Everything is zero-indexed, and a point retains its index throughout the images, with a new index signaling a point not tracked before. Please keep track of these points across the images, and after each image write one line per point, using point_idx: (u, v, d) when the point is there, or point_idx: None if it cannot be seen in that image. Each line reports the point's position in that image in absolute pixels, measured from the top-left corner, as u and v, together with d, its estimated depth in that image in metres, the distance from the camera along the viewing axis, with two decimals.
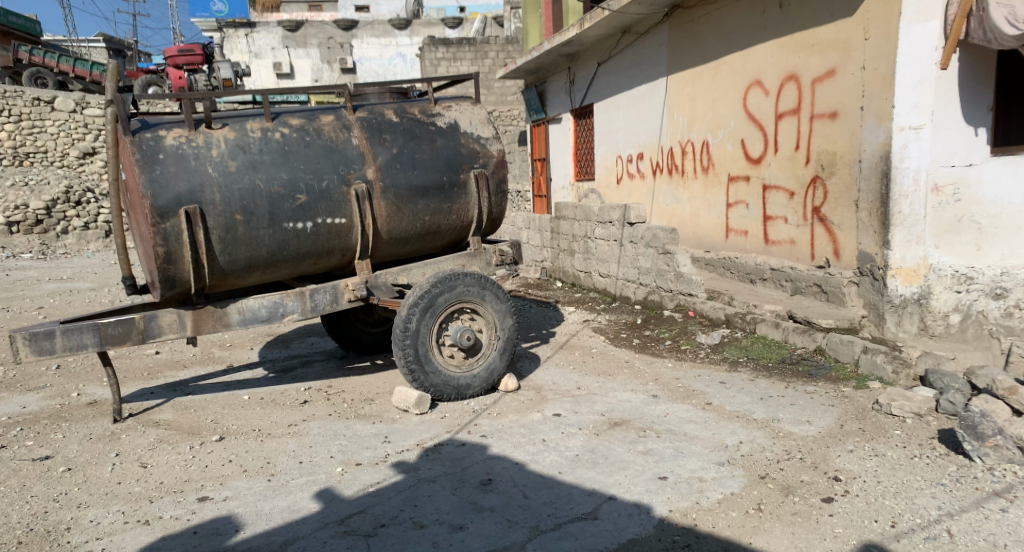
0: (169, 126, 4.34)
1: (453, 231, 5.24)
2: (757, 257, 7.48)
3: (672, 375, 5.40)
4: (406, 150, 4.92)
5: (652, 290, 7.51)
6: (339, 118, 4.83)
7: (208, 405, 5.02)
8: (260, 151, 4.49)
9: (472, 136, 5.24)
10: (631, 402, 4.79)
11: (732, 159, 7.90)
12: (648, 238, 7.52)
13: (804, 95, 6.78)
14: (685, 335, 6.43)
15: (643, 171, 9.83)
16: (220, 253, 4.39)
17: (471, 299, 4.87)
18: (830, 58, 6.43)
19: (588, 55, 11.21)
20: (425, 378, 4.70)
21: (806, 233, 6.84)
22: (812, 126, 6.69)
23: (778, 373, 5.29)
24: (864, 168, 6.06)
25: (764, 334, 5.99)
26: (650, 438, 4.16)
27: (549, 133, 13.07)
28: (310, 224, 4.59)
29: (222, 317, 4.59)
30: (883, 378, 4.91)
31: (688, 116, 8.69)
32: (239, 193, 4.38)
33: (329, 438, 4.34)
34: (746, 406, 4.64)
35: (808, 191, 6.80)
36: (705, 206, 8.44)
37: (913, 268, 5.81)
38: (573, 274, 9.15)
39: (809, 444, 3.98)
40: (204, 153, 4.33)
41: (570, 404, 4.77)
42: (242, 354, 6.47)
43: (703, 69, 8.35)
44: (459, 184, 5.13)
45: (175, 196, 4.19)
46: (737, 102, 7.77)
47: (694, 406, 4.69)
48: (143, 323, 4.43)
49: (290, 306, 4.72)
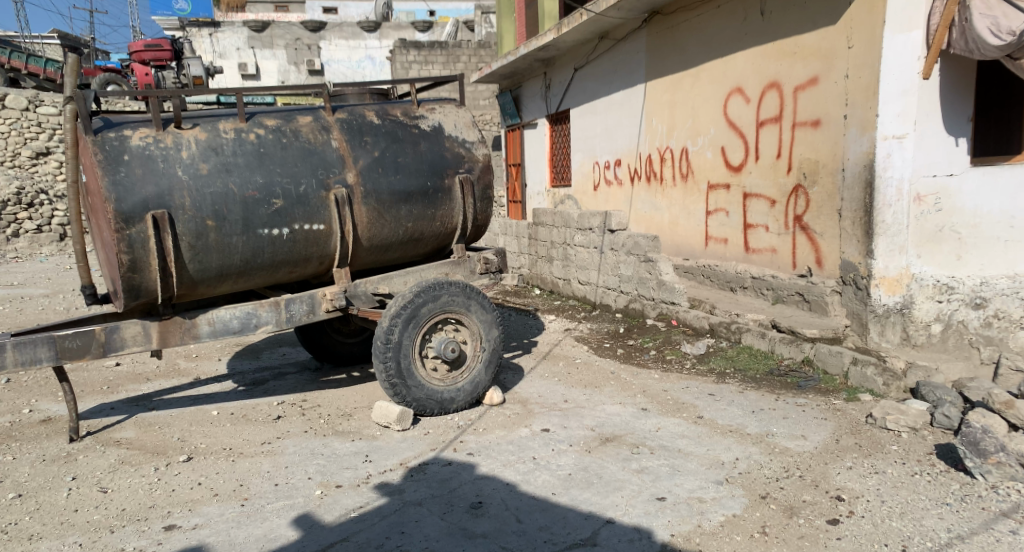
0: (135, 125, 4.08)
1: (436, 237, 5.04)
2: (737, 266, 7.40)
3: (659, 386, 5.27)
4: (388, 154, 4.71)
5: (633, 299, 7.39)
6: (318, 119, 4.61)
7: (174, 422, 4.75)
8: (234, 153, 4.24)
9: (457, 140, 5.06)
10: (620, 416, 4.64)
11: (712, 167, 7.83)
12: (629, 245, 7.40)
13: (785, 103, 6.72)
14: (669, 345, 6.31)
15: (621, 178, 9.73)
16: (189, 261, 4.14)
17: (456, 309, 4.67)
18: (813, 66, 6.37)
19: (564, 60, 11.09)
20: (406, 393, 4.49)
21: (787, 241, 6.78)
22: (794, 134, 6.63)
23: (766, 385, 5.19)
24: (847, 177, 6.00)
25: (749, 344, 5.88)
26: (644, 455, 4.01)
27: (524, 138, 12.93)
28: (286, 231, 4.36)
29: (191, 329, 4.34)
30: (873, 390, 4.83)
31: (667, 123, 8.61)
32: (211, 197, 4.13)
33: (306, 457, 4.12)
34: (739, 420, 4.51)
35: (789, 200, 6.74)
36: (684, 213, 8.35)
37: (896, 278, 5.75)
38: (551, 282, 9.00)
39: (806, 460, 3.86)
40: (173, 155, 4.07)
41: (558, 418, 4.60)
42: (210, 366, 6.19)
43: (682, 75, 8.27)
44: (443, 190, 4.94)
45: (141, 201, 3.93)
46: (718, 109, 7.69)
47: (685, 420, 4.56)
48: (104, 335, 4.16)
49: (264, 317, 4.48)
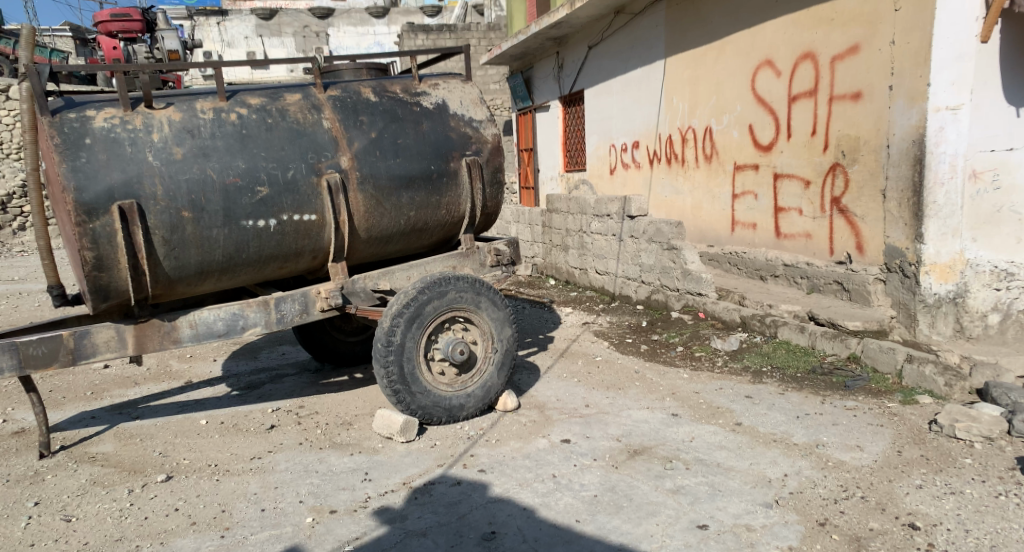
0: (100, 105, 3.62)
1: (441, 227, 4.58)
2: (768, 252, 6.86)
3: (689, 387, 4.79)
4: (386, 135, 4.23)
5: (656, 290, 6.90)
6: (307, 97, 4.14)
7: (157, 433, 4.33)
8: (212, 135, 3.78)
9: (463, 118, 4.57)
10: (648, 424, 4.16)
11: (739, 147, 7.29)
12: (651, 232, 6.89)
13: (822, 74, 6.15)
14: (697, 340, 5.79)
15: (639, 161, 9.21)
16: (164, 257, 3.69)
17: (465, 306, 4.21)
18: (853, 33, 5.80)
19: (578, 37, 10.55)
20: (411, 400, 4.04)
21: (824, 225, 6.24)
22: (832, 108, 6.08)
23: (810, 386, 4.67)
24: (893, 154, 5.44)
25: (787, 339, 5.37)
26: (679, 471, 3.53)
27: (535, 121, 12.40)
28: (273, 222, 3.90)
29: (171, 332, 3.90)
30: (933, 391, 4.30)
31: (689, 100, 8.06)
32: (187, 185, 3.68)
33: (298, 475, 3.68)
34: (783, 427, 4.01)
35: (826, 180, 6.19)
36: (708, 197, 7.82)
37: (948, 264, 5.23)
38: (567, 272, 8.52)
39: (867, 477, 3.35)
40: (142, 138, 3.62)
41: (579, 427, 4.14)
42: (204, 367, 5.77)
43: (705, 49, 7.71)
44: (449, 174, 4.46)
45: (106, 189, 3.48)
46: (746, 85, 7.14)
47: (722, 427, 4.07)
48: (72, 341, 3.72)
49: (252, 318, 4.03)
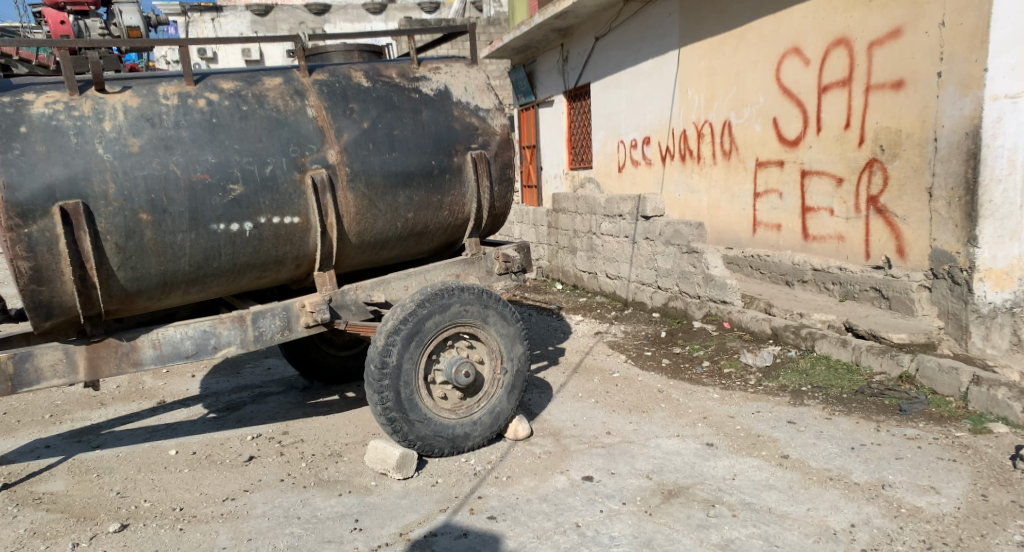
0: (40, 88, 3.11)
1: (443, 230, 4.04)
2: (794, 255, 6.30)
3: (722, 410, 4.24)
4: (380, 125, 3.69)
5: (673, 297, 6.36)
6: (289, 81, 3.59)
7: (118, 467, 3.79)
8: (175, 124, 3.24)
9: (468, 107, 4.02)
10: (681, 457, 3.60)
11: (761, 142, 6.74)
12: (668, 234, 6.36)
13: (856, 62, 5.58)
14: (725, 354, 5.24)
15: (650, 158, 8.66)
16: (119, 267, 3.17)
17: (470, 322, 3.68)
18: (894, 14, 5.22)
19: (584, 28, 9.99)
20: (409, 430, 3.51)
21: (858, 227, 5.67)
22: (869, 98, 5.50)
23: (859, 410, 4.09)
24: (941, 147, 4.88)
25: (825, 354, 4.80)
26: (725, 520, 2.99)
27: (538, 117, 11.85)
28: (249, 226, 3.37)
29: (130, 353, 3.35)
30: (1008, 419, 3.75)
31: (705, 92, 7.50)
32: (144, 182, 3.15)
33: (276, 523, 3.14)
34: (838, 461, 3.44)
35: (861, 177, 5.62)
36: (726, 196, 7.27)
37: (1005, 270, 4.72)
38: (575, 276, 7.98)
39: (953, 531, 2.82)
40: (91, 127, 3.09)
41: (602, 460, 3.60)
42: (180, 385, 5.21)
43: (724, 37, 7.14)
44: (452, 170, 3.92)
45: (44, 187, 2.96)
46: (769, 74, 6.57)
47: (767, 461, 3.51)
48: (12, 365, 3.16)
49: (226, 336, 3.48)
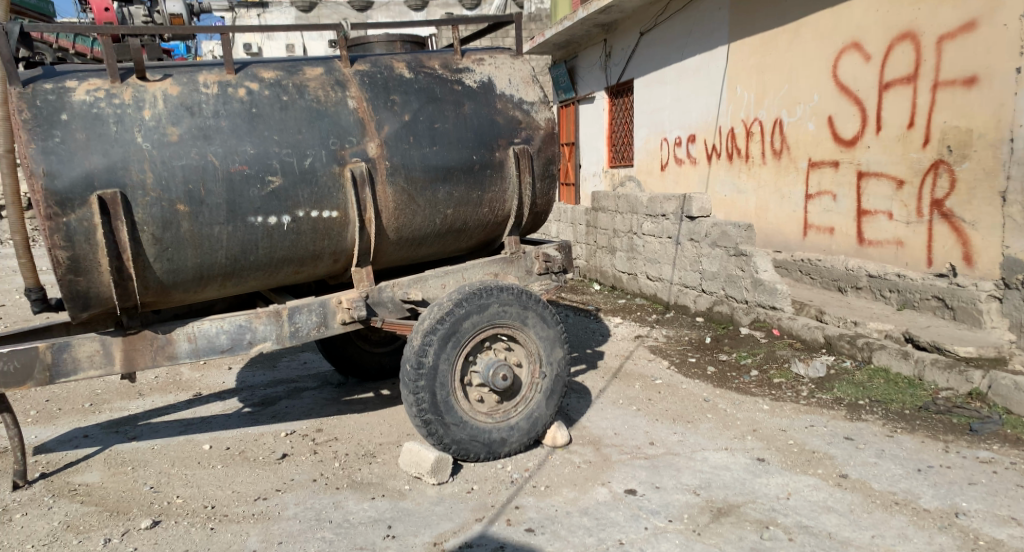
0: (82, 75, 3.06)
1: (483, 227, 3.91)
2: (848, 261, 6.03)
3: (773, 423, 4.04)
4: (421, 118, 3.57)
5: (719, 301, 6.14)
6: (330, 71, 3.49)
7: (152, 460, 3.75)
8: (215, 114, 3.16)
9: (512, 100, 3.88)
10: (730, 472, 3.41)
11: (814, 141, 6.45)
12: (715, 236, 6.14)
13: (923, 57, 5.29)
14: (774, 363, 5.01)
15: (695, 156, 8.42)
16: (155, 258, 3.11)
17: (509, 323, 3.54)
18: (967, 6, 4.93)
19: (629, 23, 9.77)
20: (444, 434, 3.38)
21: (920, 232, 5.40)
22: (935, 96, 5.21)
23: (924, 429, 3.85)
24: (1019, 148, 4.61)
25: (885, 366, 4.55)
26: (781, 544, 2.80)
27: (578, 114, 11.66)
28: (287, 219, 3.28)
29: (165, 346, 3.29)
30: None
31: (755, 89, 7.23)
32: (183, 173, 3.08)
33: (308, 526, 3.05)
34: (903, 484, 3.22)
35: (924, 179, 5.33)
36: (775, 197, 7.00)
37: None
38: (614, 276, 7.80)
39: None
40: (131, 115, 3.03)
41: (646, 472, 3.44)
42: (217, 378, 5.18)
43: (777, 32, 6.87)
44: (494, 165, 3.78)
45: (83, 175, 2.91)
46: (825, 71, 6.28)
47: (824, 480, 3.31)
48: (50, 355, 3.14)
49: (261, 331, 3.40)
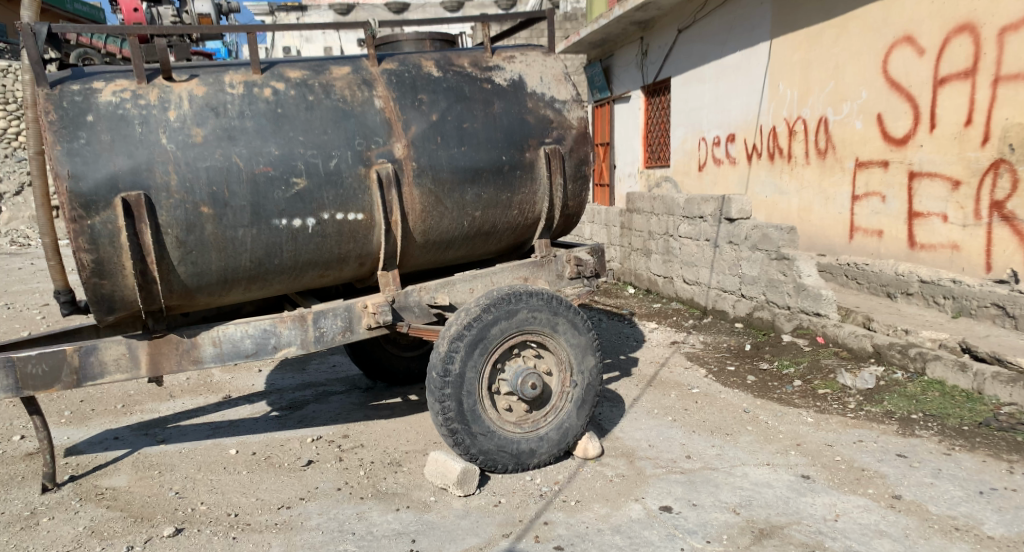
0: (109, 76, 3.02)
1: (512, 230, 3.80)
2: (898, 265, 5.77)
3: (817, 437, 3.84)
4: (450, 117, 3.47)
5: (759, 306, 5.93)
6: (357, 70, 3.41)
7: (179, 464, 3.71)
8: (240, 114, 3.10)
9: (544, 98, 3.76)
10: (772, 490, 3.24)
11: (861, 140, 6.19)
12: (756, 238, 5.93)
13: (982, 51, 5.03)
14: (819, 373, 4.80)
15: (734, 156, 8.18)
16: (179, 261, 3.06)
17: (538, 329, 3.42)
18: None
19: (666, 20, 9.56)
20: (471, 444, 3.27)
21: (979, 236, 5.15)
22: (996, 92, 4.95)
23: (986, 447, 3.62)
24: None
25: (940, 379, 4.31)
26: None
27: (613, 113, 11.47)
28: (312, 222, 3.21)
29: (190, 350, 3.24)
30: None
31: (799, 86, 6.98)
32: (207, 174, 3.02)
33: (331, 538, 2.97)
34: (963, 508, 3.01)
35: (984, 179, 5.08)
36: (820, 198, 6.75)
37: None
38: (649, 279, 7.62)
39: None
40: (156, 116, 2.98)
41: (683, 488, 3.28)
42: (247, 380, 5.15)
43: (822, 27, 6.61)
44: (524, 165, 3.67)
45: (108, 177, 2.87)
46: (873, 67, 6.02)
47: (875, 501, 3.12)
48: (77, 358, 3.10)
49: (286, 336, 3.33)
